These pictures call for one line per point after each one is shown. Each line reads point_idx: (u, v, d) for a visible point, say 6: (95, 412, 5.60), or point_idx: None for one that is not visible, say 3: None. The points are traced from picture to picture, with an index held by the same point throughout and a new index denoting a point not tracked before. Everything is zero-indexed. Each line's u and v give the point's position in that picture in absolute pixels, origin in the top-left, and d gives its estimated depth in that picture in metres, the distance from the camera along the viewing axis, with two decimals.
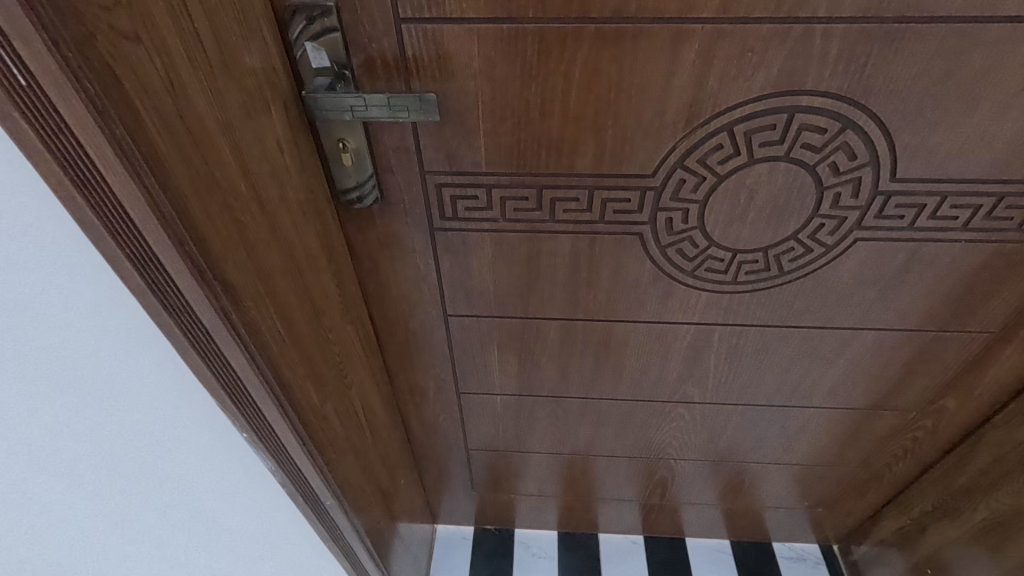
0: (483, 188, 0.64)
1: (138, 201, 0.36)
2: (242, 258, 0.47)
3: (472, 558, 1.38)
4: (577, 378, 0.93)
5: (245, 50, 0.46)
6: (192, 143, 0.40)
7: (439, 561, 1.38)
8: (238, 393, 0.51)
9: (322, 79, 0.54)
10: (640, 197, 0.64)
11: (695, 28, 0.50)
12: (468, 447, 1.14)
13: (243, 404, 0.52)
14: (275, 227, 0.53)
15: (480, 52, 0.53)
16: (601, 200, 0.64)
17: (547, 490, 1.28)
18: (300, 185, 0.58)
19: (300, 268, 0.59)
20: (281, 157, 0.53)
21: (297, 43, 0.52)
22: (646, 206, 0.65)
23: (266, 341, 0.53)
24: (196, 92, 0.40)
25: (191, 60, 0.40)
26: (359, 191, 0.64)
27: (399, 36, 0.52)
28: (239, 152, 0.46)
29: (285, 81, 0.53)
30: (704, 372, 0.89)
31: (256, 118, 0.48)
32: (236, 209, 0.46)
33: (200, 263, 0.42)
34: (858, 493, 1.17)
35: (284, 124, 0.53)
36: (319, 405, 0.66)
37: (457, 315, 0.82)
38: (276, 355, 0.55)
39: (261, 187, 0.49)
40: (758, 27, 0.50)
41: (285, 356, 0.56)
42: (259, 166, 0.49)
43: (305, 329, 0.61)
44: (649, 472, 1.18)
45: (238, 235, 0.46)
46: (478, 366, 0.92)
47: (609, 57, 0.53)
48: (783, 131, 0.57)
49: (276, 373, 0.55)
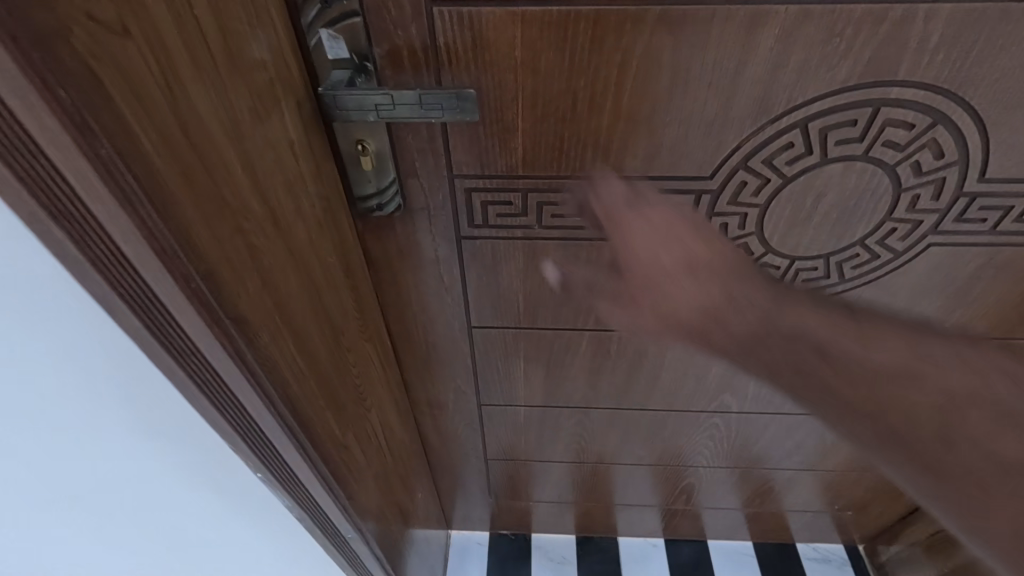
0: (518, 193, 0.58)
1: (133, 234, 0.29)
2: (258, 288, 0.40)
3: (487, 565, 1.34)
4: (607, 389, 0.87)
5: (253, 40, 0.38)
6: (195, 156, 0.33)
7: (453, 567, 1.34)
8: (256, 438, 0.44)
9: (341, 73, 0.47)
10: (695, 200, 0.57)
11: (774, 9, 0.43)
12: (487, 457, 1.08)
13: (261, 449, 0.45)
14: (293, 245, 0.46)
15: (524, 40, 0.46)
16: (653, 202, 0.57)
17: (566, 496, 1.23)
18: (315, 193, 0.50)
19: (320, 289, 0.52)
20: (294, 162, 0.46)
21: (311, 30, 0.44)
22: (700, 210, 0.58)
23: (285, 377, 0.46)
24: (200, 94, 0.33)
25: (192, 55, 0.32)
26: (379, 198, 0.57)
27: (430, 23, 0.45)
28: (250, 164, 0.38)
29: (298, 74, 0.45)
30: (744, 382, 0.84)
31: (267, 121, 0.41)
32: (250, 232, 0.39)
33: (210, 299, 0.35)
34: (891, 497, 1.13)
35: (296, 124, 0.45)
36: (340, 436, 0.59)
37: (482, 327, 0.76)
38: (296, 390, 0.48)
39: (275, 202, 0.42)
40: (850, 8, 0.43)
41: (306, 391, 0.50)
42: (271, 178, 0.42)
43: (326, 356, 0.54)
44: (675, 478, 1.13)
45: (252, 261, 0.39)
46: (502, 378, 0.86)
47: (673, 45, 0.46)
48: (864, 127, 0.50)
49: (296, 410, 0.48)
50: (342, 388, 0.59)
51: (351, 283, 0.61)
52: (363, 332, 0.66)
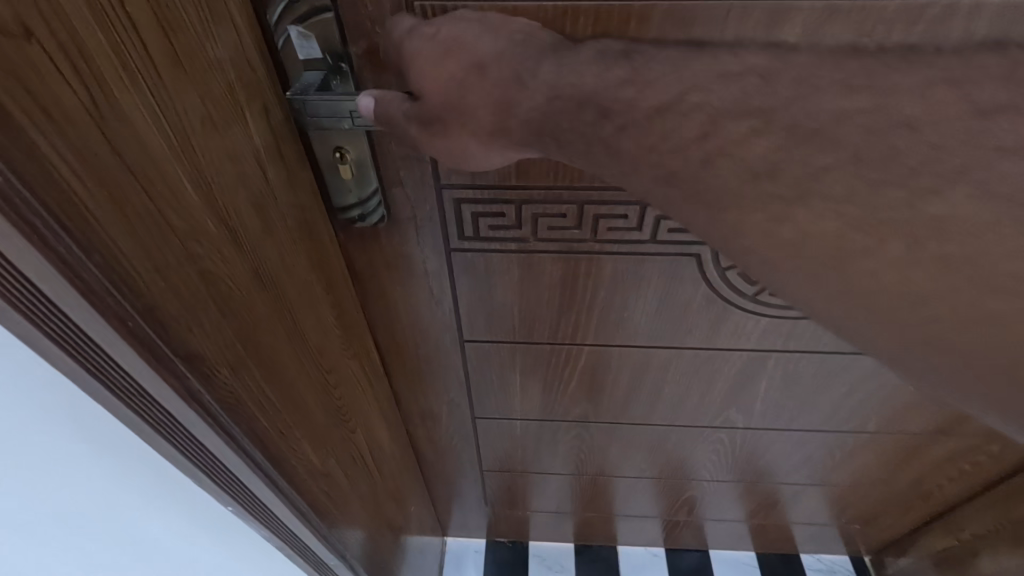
0: (512, 204, 0.54)
1: (49, 273, 0.25)
2: (216, 318, 0.36)
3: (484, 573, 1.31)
4: (607, 403, 0.83)
5: (206, 38, 0.34)
6: (130, 179, 0.29)
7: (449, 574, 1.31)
8: (220, 474, 0.40)
9: (313, 76, 0.42)
10: None
11: (796, 5, 0.39)
12: (482, 468, 1.05)
13: (228, 486, 0.41)
14: (260, 265, 0.41)
15: None
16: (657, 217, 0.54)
17: (565, 506, 1.19)
18: (288, 206, 0.46)
19: (295, 310, 0.48)
20: (261, 174, 0.41)
21: (278, 28, 0.40)
22: None
23: (252, 411, 0.42)
24: (134, 104, 0.29)
25: (125, 63, 0.28)
26: (361, 209, 0.53)
27: (411, 20, 0.40)
28: (203, 180, 0.34)
29: (263, 75, 0.40)
30: (751, 398, 0.79)
31: (225, 130, 0.36)
32: (204, 255, 0.35)
33: (153, 336, 0.31)
34: (901, 512, 1.09)
35: (262, 133, 0.41)
36: (320, 463, 0.55)
37: (475, 340, 0.72)
38: (266, 423, 0.44)
39: (235, 219, 0.38)
40: (882, 5, 0.38)
41: (277, 421, 0.46)
42: (231, 192, 0.37)
43: (303, 381, 0.50)
44: (677, 490, 1.10)
45: (207, 289, 0.35)
46: (497, 392, 0.82)
47: (682, 45, 0.41)
48: None
49: (267, 444, 0.45)
50: (322, 412, 0.55)
51: (334, 299, 0.57)
52: (348, 350, 0.61)
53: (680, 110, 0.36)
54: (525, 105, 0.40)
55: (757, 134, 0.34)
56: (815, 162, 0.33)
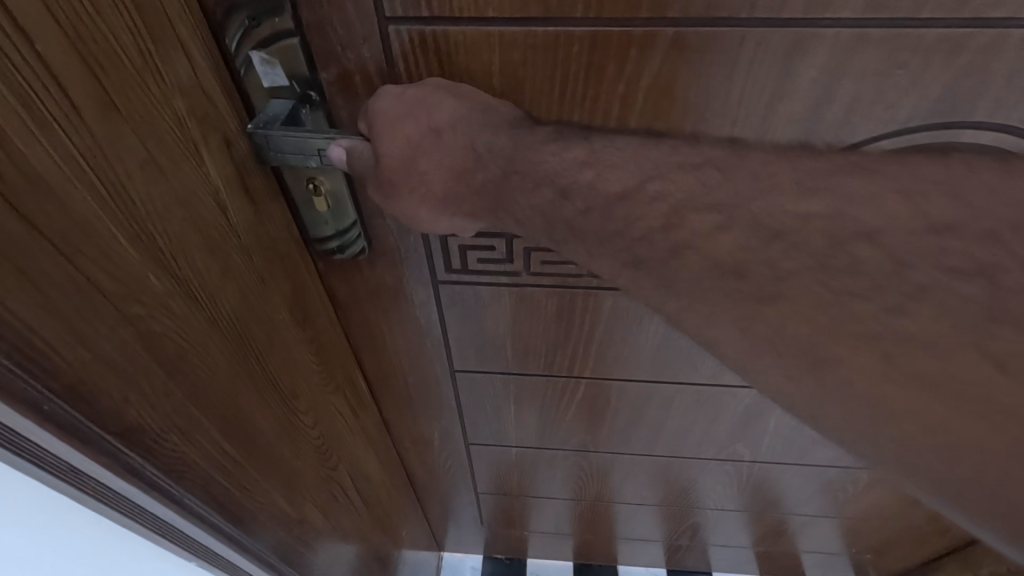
0: (501, 238, 0.49)
1: None
2: (161, 382, 0.33)
3: None
4: (607, 433, 0.79)
5: (149, 73, 0.30)
6: (40, 246, 0.25)
7: None
8: (165, 529, 0.38)
9: (280, 105, 0.38)
10: (506, 244, 0.50)
11: (821, 32, 0.34)
12: (477, 490, 1.01)
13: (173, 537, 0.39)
14: (220, 314, 0.38)
15: (502, 66, 0.37)
16: (523, 248, 0.50)
17: (563, 527, 1.15)
18: (260, 244, 0.42)
19: (266, 355, 0.44)
20: (224, 215, 0.37)
21: (237, 54, 0.35)
22: (517, 256, 0.51)
23: (208, 469, 0.39)
24: (46, 162, 0.25)
25: (31, 116, 0.24)
26: (339, 241, 0.49)
27: (386, 45, 0.36)
28: (144, 233, 0.30)
29: (224, 104, 0.36)
30: (759, 432, 0.75)
31: (174, 173, 0.32)
32: (145, 316, 0.31)
33: (70, 412, 0.28)
34: (916, 545, 1.04)
35: (225, 169, 0.37)
36: (290, 502, 0.52)
37: (467, 370, 0.68)
38: (224, 479, 0.41)
39: (188, 269, 0.34)
40: (919, 33, 0.33)
41: (240, 477, 0.42)
42: (182, 240, 0.34)
43: (272, 427, 0.47)
44: (680, 517, 1.05)
45: (150, 352, 0.32)
46: (491, 419, 0.79)
47: (688, 74, 0.36)
48: None
49: (225, 498, 0.42)
50: (295, 455, 0.52)
51: (314, 334, 0.53)
52: (330, 384, 0.58)
53: (640, 198, 0.33)
54: (479, 176, 0.38)
55: (727, 229, 0.30)
56: (794, 270, 0.28)
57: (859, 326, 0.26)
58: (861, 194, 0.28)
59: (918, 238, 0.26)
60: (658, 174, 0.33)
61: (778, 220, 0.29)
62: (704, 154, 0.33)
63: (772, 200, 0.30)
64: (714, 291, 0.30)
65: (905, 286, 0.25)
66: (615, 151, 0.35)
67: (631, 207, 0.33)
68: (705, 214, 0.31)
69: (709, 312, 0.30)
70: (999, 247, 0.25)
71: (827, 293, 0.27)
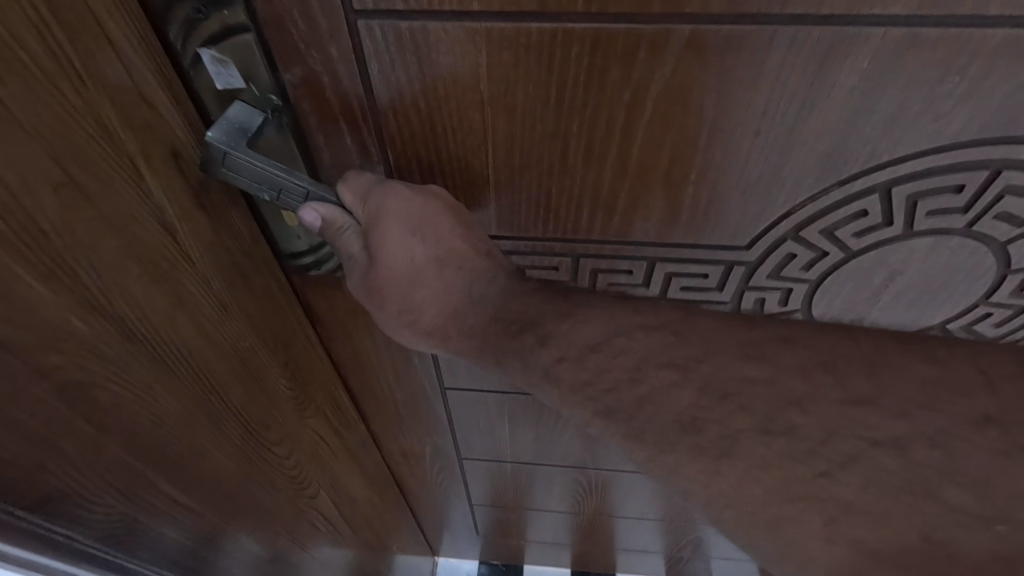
0: None
1: None
2: (84, 433, 0.30)
3: None
4: (607, 452, 0.75)
5: (67, 79, 0.25)
6: None
7: None
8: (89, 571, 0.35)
9: (241, 113, 0.32)
10: None
11: (865, 32, 0.29)
12: (471, 503, 0.97)
13: None
14: (167, 350, 0.34)
15: (492, 68, 0.32)
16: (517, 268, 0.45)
17: (561, 538, 1.12)
18: (222, 268, 0.37)
19: (228, 386, 0.40)
20: (171, 239, 0.33)
21: (186, 53, 0.30)
22: None
23: (139, 512, 0.35)
24: None
25: None
26: (314, 257, 0.43)
27: (355, 41, 0.31)
28: (61, 272, 0.27)
29: (173, 109, 0.31)
30: None
31: (104, 197, 0.28)
32: (64, 364, 0.28)
33: None
34: None
35: (173, 185, 0.32)
36: (251, 533, 0.49)
37: (459, 388, 0.64)
38: (161, 521, 0.37)
39: (124, 305, 0.30)
40: (982, 34, 0.28)
41: (189, 515, 0.40)
42: (115, 273, 0.30)
43: (230, 463, 0.43)
44: (682, 532, 1.01)
45: (71, 402, 0.29)
46: (484, 436, 0.75)
47: (706, 79, 0.31)
48: (972, 195, 0.36)
49: (162, 539, 0.38)
50: (263, 483, 0.49)
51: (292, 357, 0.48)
52: (308, 407, 0.54)
53: (608, 351, 0.36)
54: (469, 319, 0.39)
55: (682, 386, 0.34)
56: (740, 430, 0.33)
57: (770, 470, 0.32)
58: (778, 366, 0.34)
59: (842, 411, 0.32)
60: (624, 329, 0.36)
61: (723, 382, 0.34)
62: (662, 315, 0.36)
63: (717, 362, 0.34)
64: (676, 443, 0.34)
65: (832, 456, 0.31)
66: (591, 301, 0.37)
67: (602, 358, 0.36)
68: (665, 371, 0.35)
69: (671, 459, 0.34)
70: (995, 415, 0.31)
71: (768, 455, 0.32)
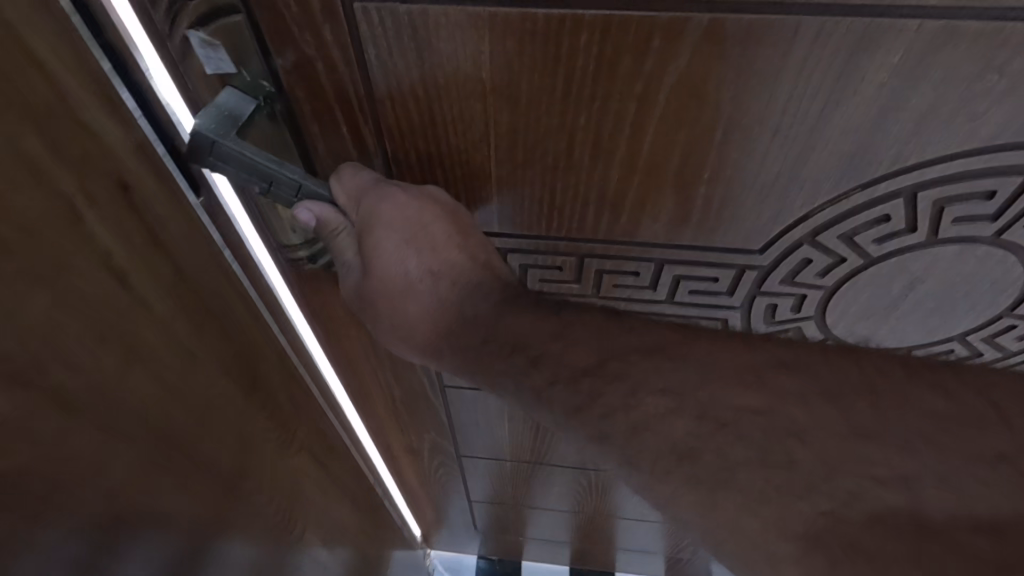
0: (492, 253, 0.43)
1: None
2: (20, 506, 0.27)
3: None
4: None
5: None
6: None
7: None
8: None
9: (231, 99, 0.31)
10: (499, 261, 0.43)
11: (898, 24, 0.27)
12: (469, 499, 0.96)
13: None
14: (123, 403, 0.32)
15: (495, 56, 0.30)
16: (519, 266, 0.43)
17: (560, 536, 1.11)
18: (174, 304, 0.34)
19: (189, 430, 0.37)
20: (109, 280, 0.29)
21: (174, 33, 0.28)
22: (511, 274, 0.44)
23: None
24: None
25: None
26: (308, 249, 0.42)
27: (350, 25, 0.29)
28: None
29: (105, 133, 0.28)
30: None
31: (42, 252, 0.26)
32: (2, 445, 0.26)
33: None
34: None
35: (109, 219, 0.29)
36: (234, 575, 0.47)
37: (458, 387, 0.62)
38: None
39: (53, 361, 0.27)
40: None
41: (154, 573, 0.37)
42: (56, 331, 0.27)
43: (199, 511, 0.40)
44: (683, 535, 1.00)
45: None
46: (483, 434, 0.73)
47: (723, 72, 0.29)
48: (1004, 201, 0.34)
49: None
50: (240, 523, 0.46)
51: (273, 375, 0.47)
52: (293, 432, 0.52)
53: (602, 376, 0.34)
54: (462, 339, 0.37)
55: (677, 416, 0.32)
56: (739, 461, 0.30)
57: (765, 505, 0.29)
58: (776, 395, 0.32)
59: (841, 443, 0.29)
60: (615, 352, 0.34)
61: (720, 411, 0.31)
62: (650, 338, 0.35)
63: (712, 388, 0.32)
64: (670, 473, 0.31)
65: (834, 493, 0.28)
66: (580, 319, 0.36)
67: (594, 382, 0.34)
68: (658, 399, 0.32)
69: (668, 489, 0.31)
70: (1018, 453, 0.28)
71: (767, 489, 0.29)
